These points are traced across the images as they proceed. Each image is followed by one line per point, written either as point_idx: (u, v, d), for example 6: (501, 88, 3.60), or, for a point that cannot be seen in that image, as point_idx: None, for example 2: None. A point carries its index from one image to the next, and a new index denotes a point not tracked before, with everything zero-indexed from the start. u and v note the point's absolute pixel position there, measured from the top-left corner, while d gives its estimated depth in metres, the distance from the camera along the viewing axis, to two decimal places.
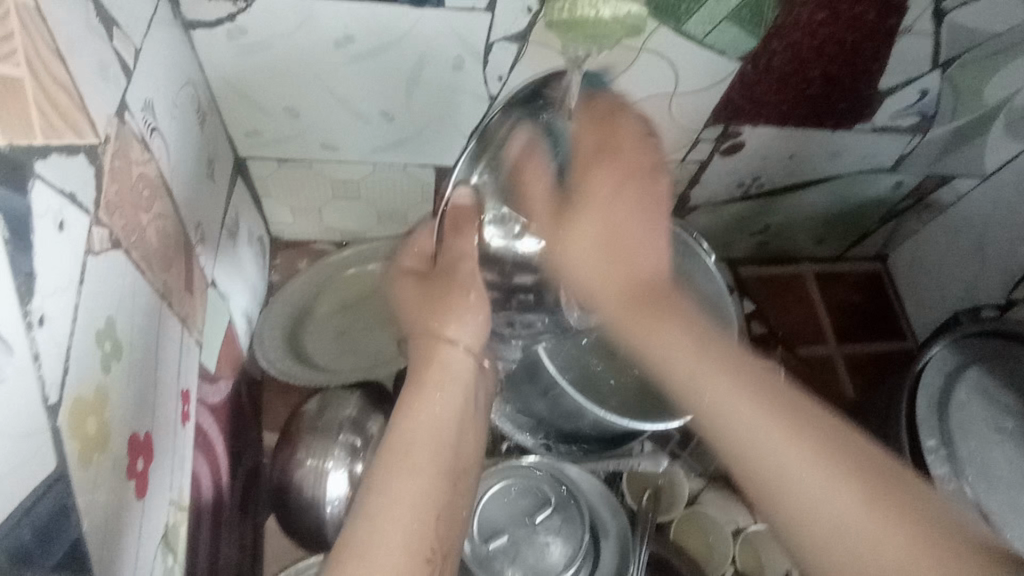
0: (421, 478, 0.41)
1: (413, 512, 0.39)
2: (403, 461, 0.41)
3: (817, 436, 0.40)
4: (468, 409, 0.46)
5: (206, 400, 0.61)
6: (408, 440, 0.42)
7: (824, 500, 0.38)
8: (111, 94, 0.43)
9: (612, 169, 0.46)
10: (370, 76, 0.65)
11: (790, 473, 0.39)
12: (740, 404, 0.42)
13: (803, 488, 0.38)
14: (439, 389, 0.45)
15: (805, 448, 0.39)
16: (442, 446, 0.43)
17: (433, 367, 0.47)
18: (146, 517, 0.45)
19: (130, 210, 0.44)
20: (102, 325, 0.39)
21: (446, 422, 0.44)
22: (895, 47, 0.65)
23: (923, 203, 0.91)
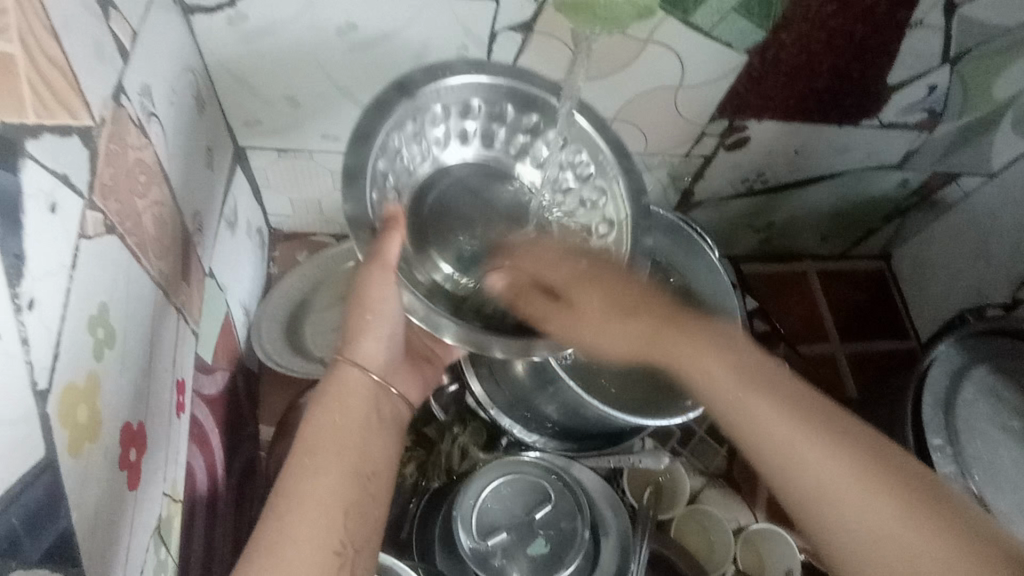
0: (329, 476, 0.43)
1: (320, 509, 0.41)
2: (310, 462, 0.43)
3: (834, 434, 0.44)
4: (375, 419, 0.49)
5: (202, 392, 0.61)
6: (315, 442, 0.44)
7: (837, 489, 0.42)
8: (108, 77, 0.42)
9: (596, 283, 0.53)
10: (372, 67, 0.64)
11: (808, 465, 0.44)
12: (737, 380, 0.48)
13: (817, 475, 0.43)
14: (344, 398, 0.48)
15: (810, 431, 0.45)
16: (349, 446, 0.45)
17: (335, 382, 0.50)
18: (139, 510, 0.44)
19: (126, 196, 0.44)
20: (95, 312, 0.38)
21: (356, 428, 0.47)
22: (905, 40, 0.64)
23: (929, 201, 0.90)
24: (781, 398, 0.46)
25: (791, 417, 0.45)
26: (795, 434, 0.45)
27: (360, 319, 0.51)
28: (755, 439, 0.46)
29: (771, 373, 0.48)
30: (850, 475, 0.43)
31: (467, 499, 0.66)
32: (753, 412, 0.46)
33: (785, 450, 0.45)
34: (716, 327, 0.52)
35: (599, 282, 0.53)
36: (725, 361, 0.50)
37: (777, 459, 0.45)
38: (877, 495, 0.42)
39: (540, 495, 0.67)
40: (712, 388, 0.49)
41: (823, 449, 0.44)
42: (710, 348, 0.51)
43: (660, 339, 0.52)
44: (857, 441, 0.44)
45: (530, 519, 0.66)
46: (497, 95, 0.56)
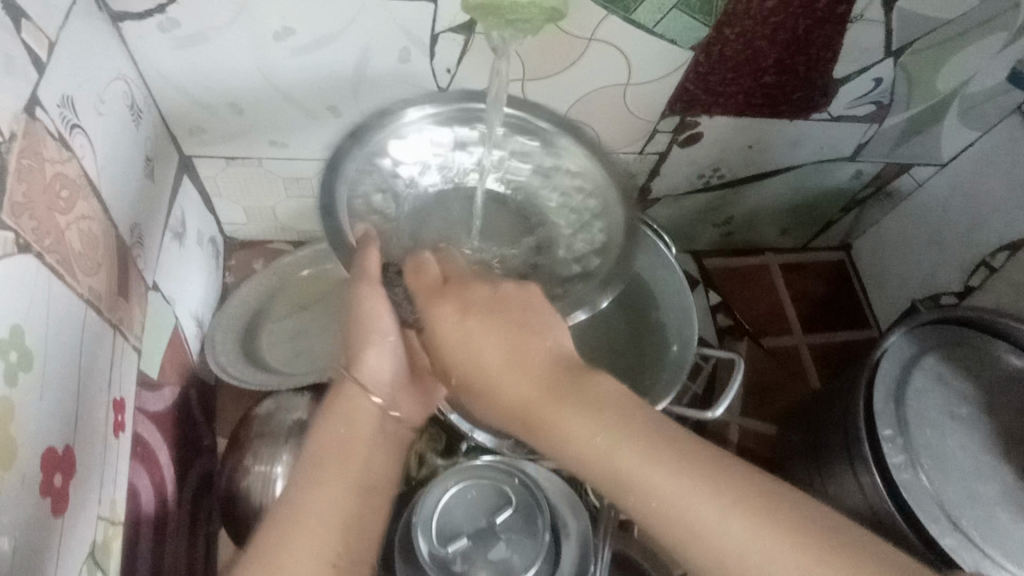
0: (331, 489, 0.44)
1: (320, 522, 0.42)
2: (315, 484, 0.44)
3: (676, 466, 0.38)
4: (379, 444, 0.48)
5: (147, 409, 0.59)
6: (326, 462, 0.45)
7: (716, 531, 0.36)
8: (18, 90, 0.41)
9: (478, 320, 0.47)
10: (315, 72, 0.63)
11: (695, 526, 0.36)
12: (585, 438, 0.40)
13: (718, 541, 0.36)
14: (353, 414, 0.48)
15: (663, 470, 0.38)
16: (354, 459, 0.46)
17: (341, 401, 0.49)
18: (68, 535, 0.43)
19: (43, 212, 0.42)
20: (6, 335, 0.37)
21: (363, 444, 0.47)
22: (847, 34, 0.64)
23: (883, 191, 0.91)
24: (652, 442, 0.39)
25: (673, 462, 0.38)
26: (681, 482, 0.37)
27: (363, 338, 0.51)
28: (633, 503, 0.38)
29: (639, 411, 0.40)
30: (739, 525, 0.36)
31: (427, 506, 0.65)
32: (635, 474, 0.38)
33: (667, 510, 0.37)
34: (597, 383, 0.42)
35: (479, 314, 0.47)
36: (574, 404, 0.41)
37: (665, 518, 0.37)
38: (796, 560, 0.34)
39: (502, 499, 0.67)
40: (608, 465, 0.39)
41: (697, 496, 0.37)
42: (609, 418, 0.40)
43: (550, 416, 0.42)
44: (751, 475, 0.37)
45: (491, 523, 0.66)
46: (467, 119, 0.59)
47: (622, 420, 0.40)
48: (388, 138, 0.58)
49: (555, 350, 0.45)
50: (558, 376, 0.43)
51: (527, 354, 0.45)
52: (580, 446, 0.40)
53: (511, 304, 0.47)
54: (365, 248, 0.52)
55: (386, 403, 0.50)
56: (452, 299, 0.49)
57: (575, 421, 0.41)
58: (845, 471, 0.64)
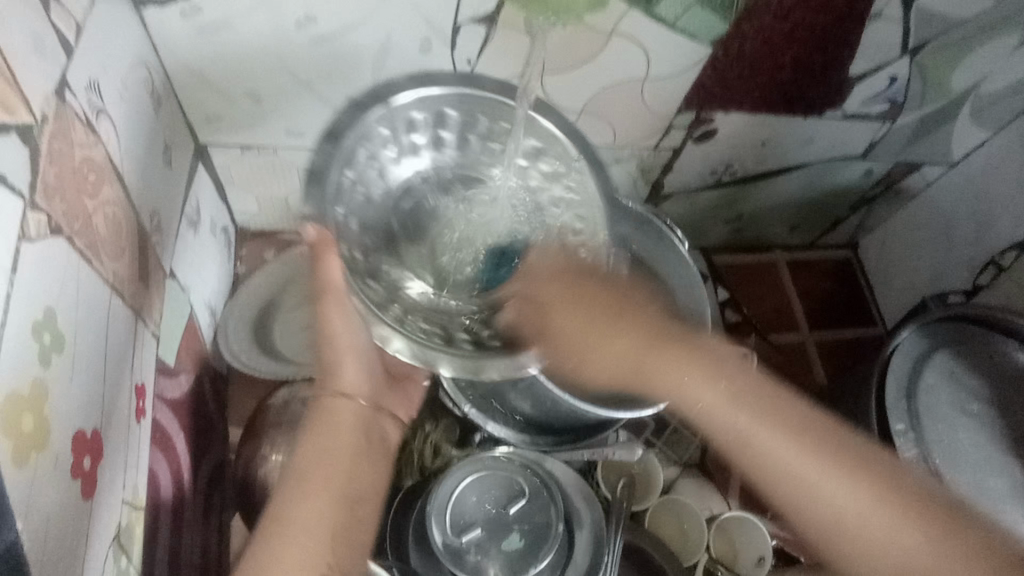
0: (320, 498, 0.45)
1: (307, 534, 0.43)
2: (306, 483, 0.46)
3: (804, 422, 0.48)
4: (368, 443, 0.51)
5: (165, 395, 0.59)
6: (308, 462, 0.47)
7: (822, 487, 0.45)
8: (49, 72, 0.40)
9: (562, 288, 0.51)
10: (334, 61, 0.63)
11: (779, 464, 0.46)
12: (709, 393, 0.49)
13: (822, 493, 0.45)
14: (338, 425, 0.50)
15: (771, 423, 0.48)
16: (339, 467, 0.48)
17: (323, 411, 0.51)
18: (96, 519, 0.43)
19: (72, 196, 0.42)
20: (41, 316, 0.37)
21: (345, 450, 0.49)
22: (865, 32, 0.65)
23: (893, 190, 0.92)
24: (744, 398, 0.49)
25: (732, 398, 0.49)
26: (761, 417, 0.48)
27: (340, 350, 0.52)
28: (730, 444, 0.49)
29: (734, 366, 0.50)
30: (834, 475, 0.45)
31: (441, 496, 0.66)
32: (730, 424, 0.48)
33: (736, 436, 0.48)
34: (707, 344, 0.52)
35: (585, 287, 0.51)
36: (683, 363, 0.50)
37: (739, 444, 0.48)
38: (852, 491, 0.45)
39: (514, 490, 0.67)
40: (691, 400, 0.50)
41: (790, 437, 0.47)
42: (704, 372, 0.50)
43: (656, 375, 0.50)
44: (813, 426, 0.48)
45: (504, 514, 0.66)
46: (468, 104, 0.54)
47: (720, 373, 0.50)
48: (386, 106, 0.52)
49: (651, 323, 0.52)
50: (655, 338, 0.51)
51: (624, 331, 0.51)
52: (684, 401, 0.50)
53: (620, 290, 0.54)
54: (325, 252, 0.46)
55: (369, 400, 0.54)
56: (562, 275, 0.52)
57: (693, 380, 0.49)
58: None
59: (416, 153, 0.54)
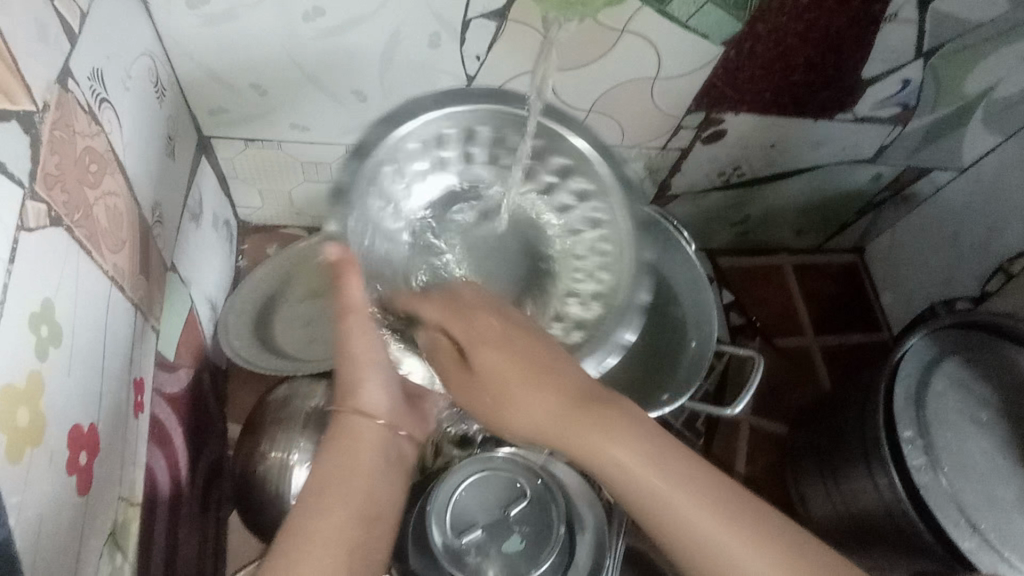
0: (336, 518, 0.42)
1: (325, 551, 0.41)
2: (321, 500, 0.43)
3: (677, 464, 0.40)
4: (386, 464, 0.47)
5: (163, 390, 0.58)
6: (328, 480, 0.45)
7: (698, 531, 0.38)
8: (52, 59, 0.40)
9: (495, 345, 0.44)
10: (341, 54, 0.62)
11: (671, 511, 0.39)
12: (624, 448, 0.40)
13: (701, 540, 0.38)
14: (358, 443, 0.47)
15: (663, 473, 0.39)
16: (358, 488, 0.45)
17: (342, 430, 0.48)
18: (92, 514, 0.42)
19: (74, 186, 0.41)
20: (38, 308, 0.36)
21: (366, 468, 0.46)
22: (879, 34, 0.64)
23: (902, 195, 0.91)
24: (665, 461, 0.40)
25: (649, 451, 0.40)
26: (628, 457, 0.40)
27: (363, 368, 0.48)
28: (634, 499, 0.40)
29: (643, 423, 0.41)
30: (750, 536, 0.38)
31: (441, 496, 0.65)
32: (652, 484, 0.39)
33: (625, 476, 0.40)
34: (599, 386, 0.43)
35: (494, 313, 0.46)
36: (596, 407, 0.41)
37: (649, 505, 0.39)
38: (760, 551, 0.38)
39: (516, 491, 0.66)
40: (613, 463, 0.40)
41: (702, 500, 0.39)
42: (611, 419, 0.41)
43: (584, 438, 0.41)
44: (719, 486, 0.40)
45: (505, 515, 0.65)
46: (502, 122, 0.54)
47: (628, 418, 0.41)
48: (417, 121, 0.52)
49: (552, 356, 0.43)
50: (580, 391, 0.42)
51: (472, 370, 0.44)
52: (608, 465, 0.40)
53: (512, 311, 0.47)
54: (344, 274, 0.46)
55: (391, 422, 0.49)
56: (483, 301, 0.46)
57: (607, 433, 0.40)
58: (863, 475, 0.65)
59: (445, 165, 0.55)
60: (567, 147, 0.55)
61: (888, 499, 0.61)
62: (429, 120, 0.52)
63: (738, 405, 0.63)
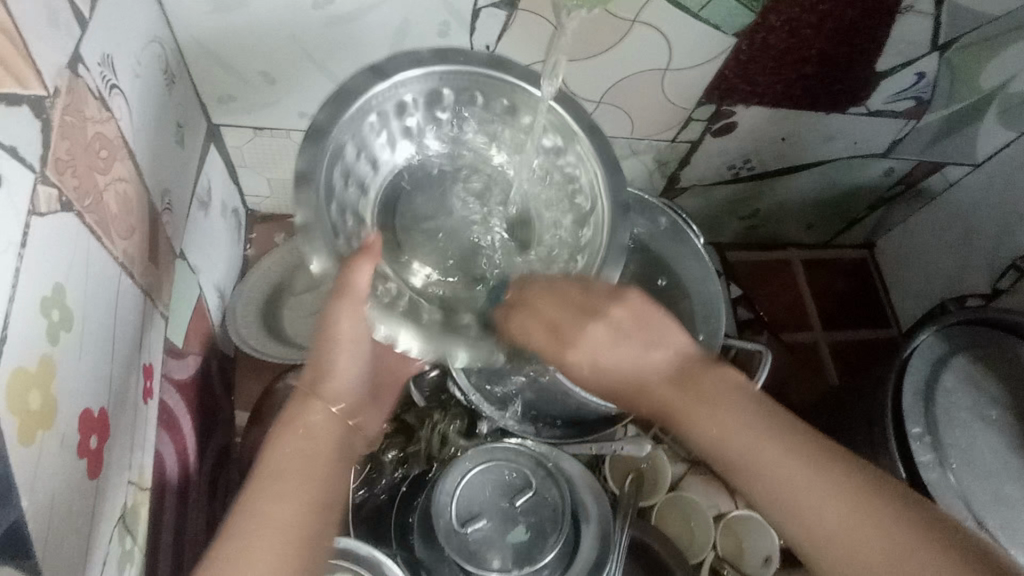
0: (287, 509, 0.41)
1: (279, 543, 0.39)
2: (274, 486, 0.42)
3: (816, 454, 0.42)
4: (343, 451, 0.47)
5: (172, 377, 0.59)
6: (281, 465, 0.43)
7: (818, 514, 0.40)
8: (63, 44, 0.40)
9: (594, 326, 0.47)
10: (351, 42, 0.62)
11: (801, 500, 0.41)
12: (727, 425, 0.44)
13: (822, 523, 0.40)
14: (306, 427, 0.46)
15: (787, 454, 0.42)
16: (297, 478, 0.43)
17: (300, 412, 0.47)
18: (102, 498, 0.43)
19: (84, 171, 0.41)
20: (49, 293, 0.36)
21: (320, 454, 0.45)
22: (895, 26, 0.63)
23: (914, 190, 0.90)
24: (770, 431, 0.43)
25: (790, 450, 0.42)
26: (768, 446, 0.43)
27: (337, 356, 0.48)
28: (755, 490, 0.43)
29: (750, 399, 0.45)
30: (879, 517, 0.39)
31: (447, 486, 0.65)
32: (771, 471, 0.42)
33: (770, 479, 0.42)
34: (726, 378, 0.46)
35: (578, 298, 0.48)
36: (704, 401, 0.45)
37: (768, 492, 0.42)
38: (875, 525, 0.39)
39: (522, 482, 0.66)
40: (737, 451, 0.43)
41: (828, 482, 0.41)
42: (724, 414, 0.44)
43: (697, 415, 0.45)
44: (836, 469, 0.41)
45: (510, 506, 0.65)
46: (471, 83, 0.53)
47: (742, 407, 0.45)
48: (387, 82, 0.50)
49: (665, 358, 0.48)
50: (682, 379, 0.47)
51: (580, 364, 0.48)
52: (709, 434, 0.44)
53: (640, 312, 0.48)
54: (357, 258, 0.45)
55: (351, 407, 0.49)
56: (597, 308, 0.48)
57: (725, 416, 0.44)
58: None
59: (409, 132, 0.55)
60: (558, 142, 0.55)
61: None
62: (398, 83, 0.51)
63: None
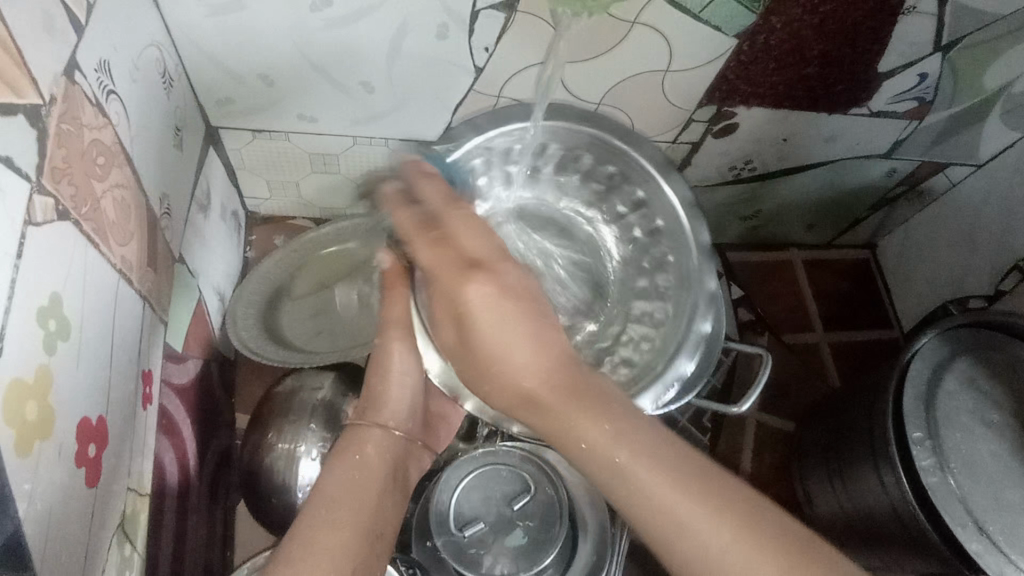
0: (343, 530, 0.43)
1: (333, 562, 0.41)
2: (331, 511, 0.44)
3: (635, 434, 0.37)
4: (394, 481, 0.50)
5: (172, 381, 0.59)
6: (337, 493, 0.45)
7: (662, 502, 0.35)
8: (58, 51, 0.39)
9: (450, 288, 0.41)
10: (348, 45, 0.62)
11: (642, 487, 0.36)
12: (547, 401, 0.39)
13: (682, 520, 0.35)
14: (365, 458, 0.50)
15: (616, 439, 0.37)
16: (365, 507, 0.46)
17: (358, 443, 0.51)
18: (99, 506, 0.42)
19: (81, 178, 0.41)
20: (46, 303, 0.36)
21: (375, 481, 0.48)
22: (897, 27, 0.62)
23: (916, 190, 0.89)
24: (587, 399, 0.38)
25: (612, 427, 0.37)
26: (591, 426, 0.37)
27: (389, 387, 0.54)
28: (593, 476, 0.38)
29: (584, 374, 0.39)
30: (701, 501, 0.35)
31: (445, 488, 0.65)
32: (636, 479, 0.36)
33: (596, 463, 0.37)
34: (607, 385, 0.40)
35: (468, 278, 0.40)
36: (530, 359, 0.39)
37: (627, 491, 0.36)
38: (713, 524, 0.34)
39: (519, 486, 0.66)
40: (584, 447, 0.38)
41: (653, 463, 0.36)
42: (550, 371, 0.39)
43: (494, 352, 0.40)
44: (686, 459, 0.37)
45: (508, 510, 0.65)
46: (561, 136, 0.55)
47: (576, 384, 0.39)
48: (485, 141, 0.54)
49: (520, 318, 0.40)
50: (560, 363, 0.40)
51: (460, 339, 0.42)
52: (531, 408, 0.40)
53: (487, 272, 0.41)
54: (393, 283, 0.51)
55: (407, 434, 0.54)
56: (489, 274, 0.41)
57: (527, 369, 0.39)
58: (870, 473, 0.64)
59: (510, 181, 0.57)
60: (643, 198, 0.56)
61: (895, 497, 0.61)
62: (493, 138, 0.54)
63: (745, 406, 0.62)
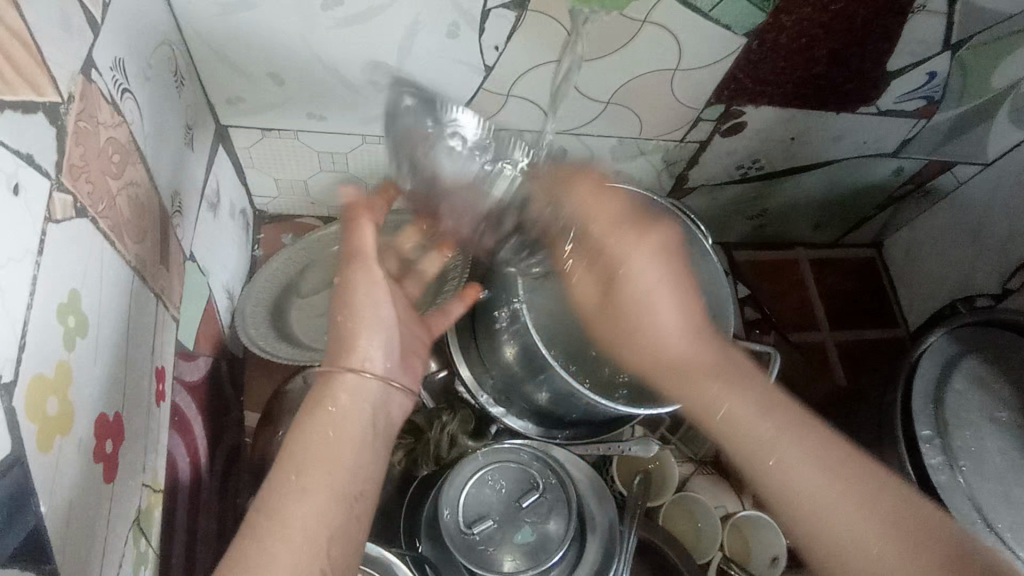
0: (314, 498, 0.38)
1: (303, 534, 0.37)
2: (298, 478, 0.39)
3: (788, 416, 0.47)
4: (374, 432, 0.43)
5: (184, 378, 0.59)
6: (304, 455, 0.40)
7: (803, 483, 0.44)
8: (76, 50, 0.40)
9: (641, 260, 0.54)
10: (358, 44, 0.62)
11: (793, 480, 0.45)
12: (732, 403, 0.48)
13: (813, 500, 0.44)
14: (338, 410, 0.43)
15: (770, 424, 0.47)
16: (338, 468, 0.40)
17: (330, 390, 0.44)
18: (116, 502, 0.43)
19: (98, 176, 0.41)
20: (65, 300, 0.36)
21: (346, 439, 0.41)
22: (907, 25, 0.62)
23: (923, 189, 0.89)
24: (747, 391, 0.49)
25: (760, 413, 0.47)
26: (755, 417, 0.47)
27: (361, 332, 0.47)
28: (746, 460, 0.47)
29: (754, 379, 0.50)
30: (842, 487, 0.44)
31: (454, 486, 0.65)
32: (793, 466, 0.45)
33: (761, 450, 0.46)
34: (744, 363, 0.51)
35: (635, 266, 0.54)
36: (711, 372, 0.50)
37: (777, 468, 0.45)
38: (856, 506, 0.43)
39: (528, 483, 0.66)
40: (737, 431, 0.48)
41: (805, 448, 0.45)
42: (727, 375, 0.50)
43: (697, 386, 0.50)
44: (833, 444, 0.45)
45: (518, 507, 0.65)
46: None
47: (743, 384, 0.49)
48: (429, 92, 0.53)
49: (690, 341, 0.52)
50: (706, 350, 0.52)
51: (653, 338, 0.53)
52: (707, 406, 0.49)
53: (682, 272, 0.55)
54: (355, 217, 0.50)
55: (387, 376, 0.46)
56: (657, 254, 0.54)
57: (714, 385, 0.50)
58: None
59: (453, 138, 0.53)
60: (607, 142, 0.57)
61: None
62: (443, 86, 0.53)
63: None
